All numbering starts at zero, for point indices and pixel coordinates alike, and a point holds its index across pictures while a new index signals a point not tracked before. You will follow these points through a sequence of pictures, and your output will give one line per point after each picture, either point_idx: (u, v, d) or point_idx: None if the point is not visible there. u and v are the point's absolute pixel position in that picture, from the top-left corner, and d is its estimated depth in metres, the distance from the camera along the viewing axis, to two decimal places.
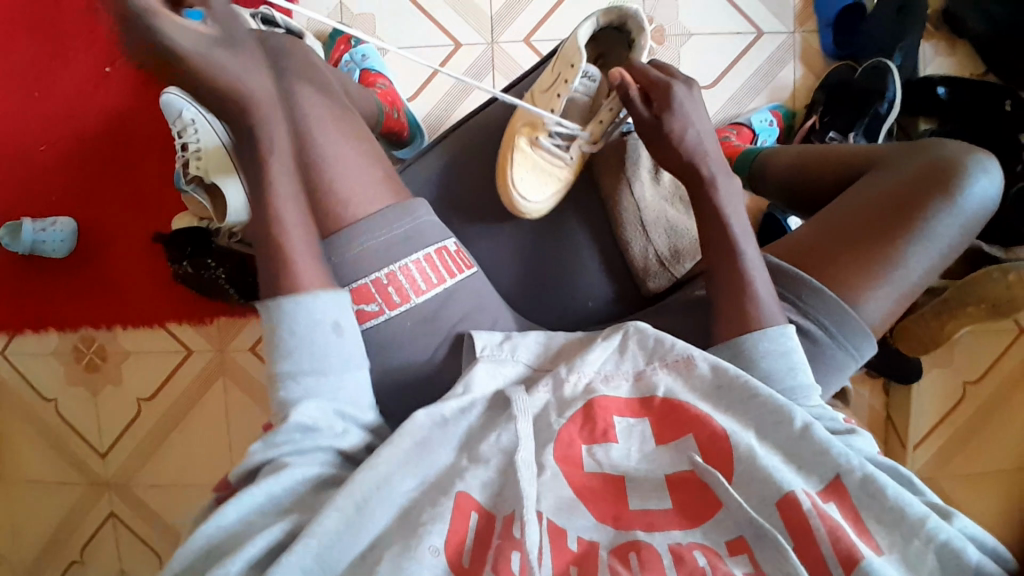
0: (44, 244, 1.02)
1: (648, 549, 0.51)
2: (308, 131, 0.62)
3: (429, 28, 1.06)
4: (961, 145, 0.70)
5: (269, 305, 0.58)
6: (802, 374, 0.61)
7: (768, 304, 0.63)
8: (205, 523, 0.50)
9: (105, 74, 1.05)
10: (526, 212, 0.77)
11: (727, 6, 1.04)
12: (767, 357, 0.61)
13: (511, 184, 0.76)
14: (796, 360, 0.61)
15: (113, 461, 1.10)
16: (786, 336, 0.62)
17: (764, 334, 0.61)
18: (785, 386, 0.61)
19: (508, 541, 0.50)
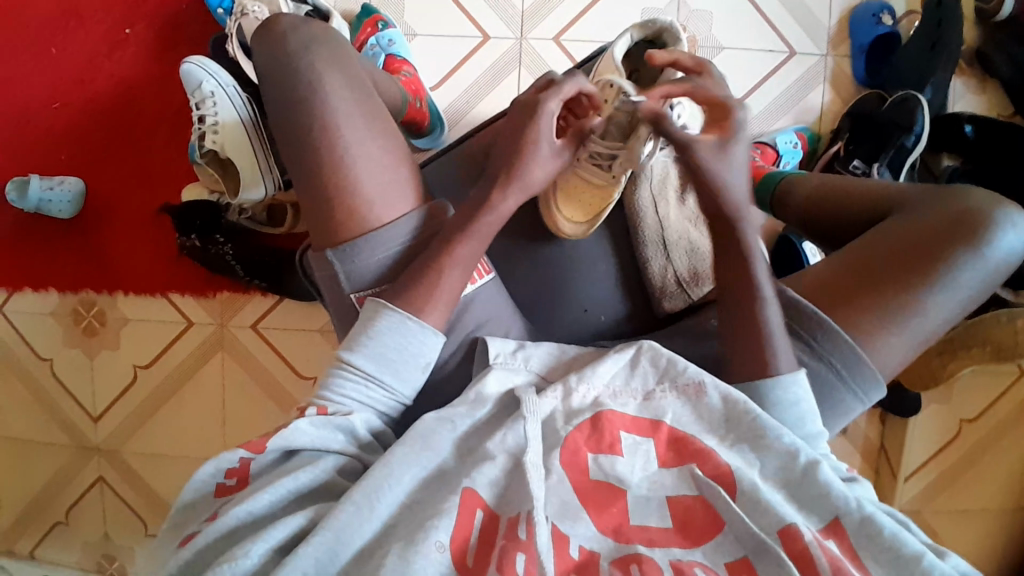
0: (51, 204, 1.01)
1: (650, 562, 0.52)
2: None
3: (458, 18, 1.04)
4: (988, 194, 0.71)
5: (382, 308, 0.63)
6: (810, 424, 0.63)
7: (781, 348, 0.64)
8: (239, 506, 0.52)
9: (125, 37, 1.03)
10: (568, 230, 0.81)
11: (761, 23, 1.02)
12: (779, 405, 0.62)
13: (556, 206, 0.80)
14: (806, 409, 0.63)
15: (104, 427, 1.09)
16: (797, 384, 0.63)
17: (775, 381, 0.63)
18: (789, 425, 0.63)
19: (512, 541, 0.51)
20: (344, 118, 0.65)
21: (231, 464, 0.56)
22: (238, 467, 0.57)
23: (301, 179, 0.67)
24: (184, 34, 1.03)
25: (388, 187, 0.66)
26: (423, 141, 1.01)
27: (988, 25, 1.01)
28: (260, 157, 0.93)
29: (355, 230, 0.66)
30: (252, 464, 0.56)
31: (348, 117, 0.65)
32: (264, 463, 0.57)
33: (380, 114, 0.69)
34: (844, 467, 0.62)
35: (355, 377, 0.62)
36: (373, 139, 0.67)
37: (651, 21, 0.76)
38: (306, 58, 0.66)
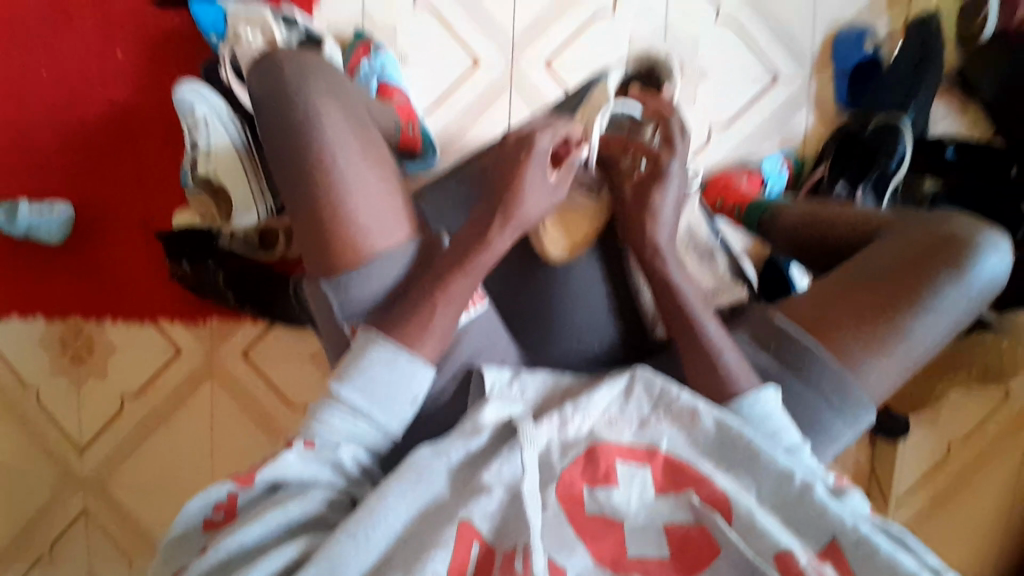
0: (40, 229, 1.00)
1: None
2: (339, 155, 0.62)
3: (450, 43, 1.05)
4: (971, 220, 0.74)
5: (373, 341, 0.63)
6: (785, 438, 0.65)
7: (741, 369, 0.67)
8: (231, 537, 0.53)
9: (114, 59, 1.02)
10: (553, 255, 0.81)
11: (746, 48, 1.04)
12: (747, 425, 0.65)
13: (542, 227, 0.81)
14: (776, 425, 0.65)
15: (91, 458, 1.06)
16: (762, 400, 0.65)
17: (739, 404, 0.65)
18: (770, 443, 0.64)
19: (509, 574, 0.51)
20: (342, 149, 0.66)
21: (218, 497, 0.58)
22: (225, 501, 0.58)
23: (296, 209, 0.67)
24: (175, 60, 1.03)
25: (384, 218, 0.67)
26: (415, 167, 1.02)
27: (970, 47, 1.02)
28: (253, 182, 0.94)
29: (350, 259, 0.66)
30: (238, 498, 0.58)
31: (346, 148, 0.66)
32: (251, 498, 0.58)
33: (374, 146, 0.69)
34: (831, 478, 0.63)
35: (342, 412, 0.61)
36: (370, 169, 0.67)
37: (646, 60, 0.80)
38: (305, 92, 0.67)
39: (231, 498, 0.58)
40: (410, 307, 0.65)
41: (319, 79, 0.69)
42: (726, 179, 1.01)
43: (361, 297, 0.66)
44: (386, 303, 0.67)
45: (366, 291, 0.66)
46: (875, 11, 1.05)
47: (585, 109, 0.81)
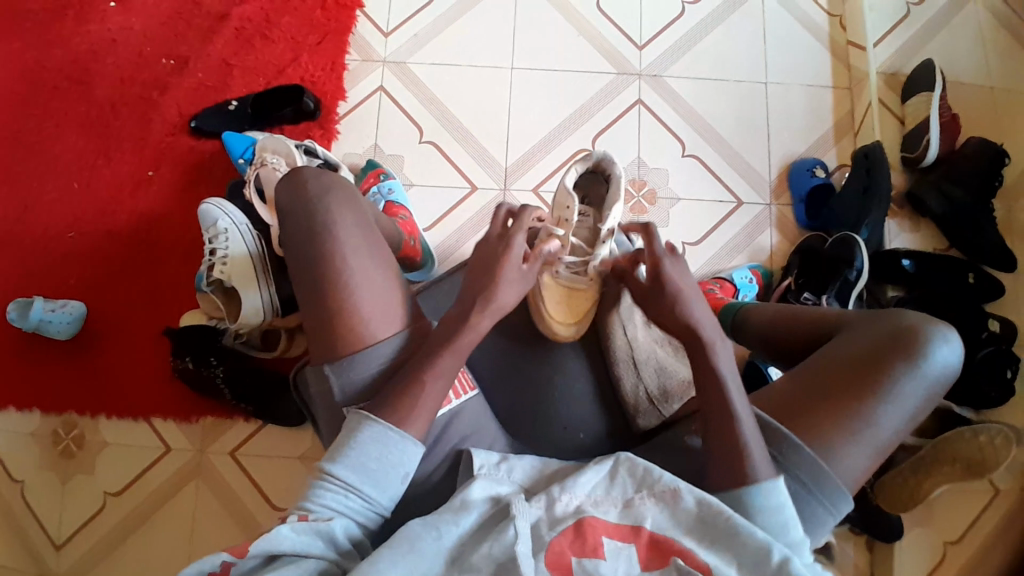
0: (51, 324, 1.04)
1: None
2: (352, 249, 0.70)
3: (450, 171, 1.19)
4: (921, 316, 0.79)
5: (365, 419, 0.67)
6: (789, 515, 0.66)
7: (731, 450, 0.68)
8: None
9: (149, 177, 1.16)
10: (566, 335, 0.90)
11: (710, 178, 1.19)
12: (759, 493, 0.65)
13: (546, 317, 0.89)
14: (785, 500, 0.66)
15: (66, 557, 1.02)
16: (777, 479, 0.66)
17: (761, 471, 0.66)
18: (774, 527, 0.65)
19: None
20: (353, 249, 0.74)
21: (212, 568, 0.57)
22: (216, 571, 0.58)
23: (307, 290, 0.74)
24: (203, 179, 1.16)
25: (385, 310, 0.74)
26: (415, 275, 1.10)
27: (916, 170, 1.17)
28: (265, 293, 1.01)
29: (355, 340, 0.72)
30: (231, 568, 0.58)
31: (356, 250, 0.74)
32: (244, 567, 0.58)
33: (383, 248, 0.78)
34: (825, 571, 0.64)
35: (334, 488, 0.64)
36: (377, 267, 0.75)
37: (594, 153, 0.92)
38: (324, 204, 0.76)
39: (223, 569, 0.58)
40: (402, 384, 0.69)
41: (339, 185, 0.79)
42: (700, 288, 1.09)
43: (354, 381, 0.72)
44: (376, 381, 0.72)
45: (358, 375, 0.71)
46: (822, 147, 1.20)
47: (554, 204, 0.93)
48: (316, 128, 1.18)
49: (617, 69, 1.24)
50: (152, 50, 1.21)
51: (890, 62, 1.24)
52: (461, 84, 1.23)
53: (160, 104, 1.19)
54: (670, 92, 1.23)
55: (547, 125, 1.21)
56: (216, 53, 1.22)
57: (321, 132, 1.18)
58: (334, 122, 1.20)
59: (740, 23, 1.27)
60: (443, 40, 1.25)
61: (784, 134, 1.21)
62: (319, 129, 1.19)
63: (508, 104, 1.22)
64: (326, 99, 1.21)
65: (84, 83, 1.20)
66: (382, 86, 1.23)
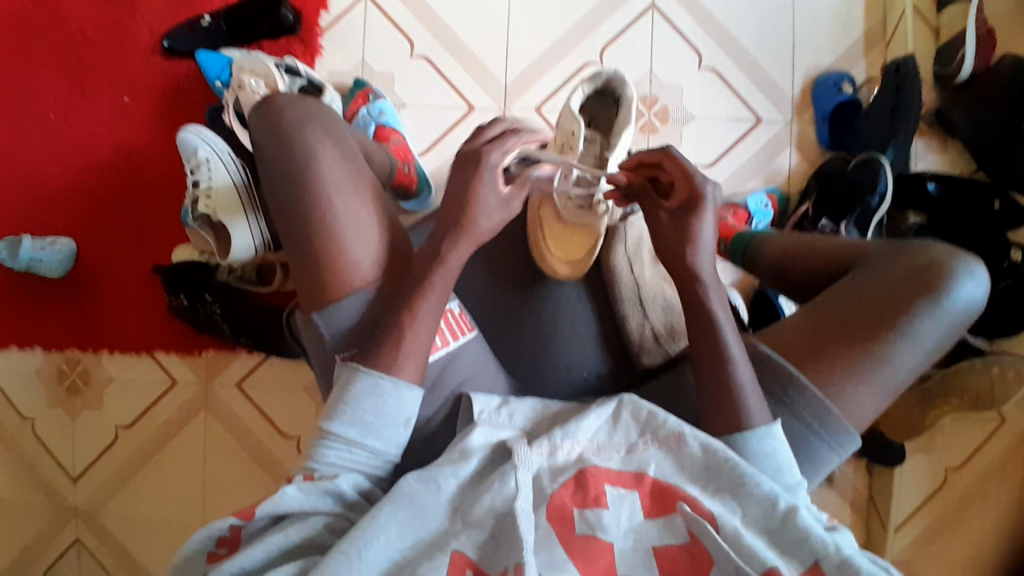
0: (42, 263, 1.02)
1: None
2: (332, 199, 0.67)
3: (444, 90, 1.10)
4: (947, 248, 0.75)
5: (356, 372, 0.64)
6: (788, 474, 0.65)
7: (741, 401, 0.66)
8: (233, 560, 0.57)
9: (126, 104, 1.08)
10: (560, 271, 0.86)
11: (727, 93, 1.10)
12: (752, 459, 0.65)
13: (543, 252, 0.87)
14: (782, 460, 0.65)
15: (84, 488, 1.06)
16: (772, 436, 0.66)
17: (751, 435, 0.65)
18: (779, 474, 0.65)
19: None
20: (338, 186, 0.68)
21: (221, 532, 0.61)
22: (227, 536, 0.61)
23: (290, 236, 0.69)
24: (183, 105, 1.08)
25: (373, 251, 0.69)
26: (411, 204, 1.05)
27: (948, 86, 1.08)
28: (252, 220, 0.96)
29: (343, 286, 0.68)
30: (242, 530, 0.61)
31: (339, 185, 0.68)
32: (253, 529, 0.61)
33: (368, 179, 0.72)
34: (825, 515, 0.63)
35: (336, 444, 0.63)
36: (363, 203, 0.69)
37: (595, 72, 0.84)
38: (314, 141, 0.69)
39: (234, 531, 0.61)
40: (393, 336, 0.65)
41: (323, 116, 0.73)
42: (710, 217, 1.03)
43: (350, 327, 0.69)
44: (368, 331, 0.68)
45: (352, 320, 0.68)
46: (851, 57, 1.10)
47: (558, 129, 0.85)
48: (297, 43, 1.09)
49: None
50: None
51: None
52: None
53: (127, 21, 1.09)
54: None
55: (547, 38, 1.11)
56: None
57: (302, 48, 1.09)
58: (316, 37, 1.10)
59: None
60: None
61: (810, 45, 1.10)
62: (301, 44, 1.10)
63: (506, 14, 1.11)
64: (307, 11, 1.10)
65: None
66: None
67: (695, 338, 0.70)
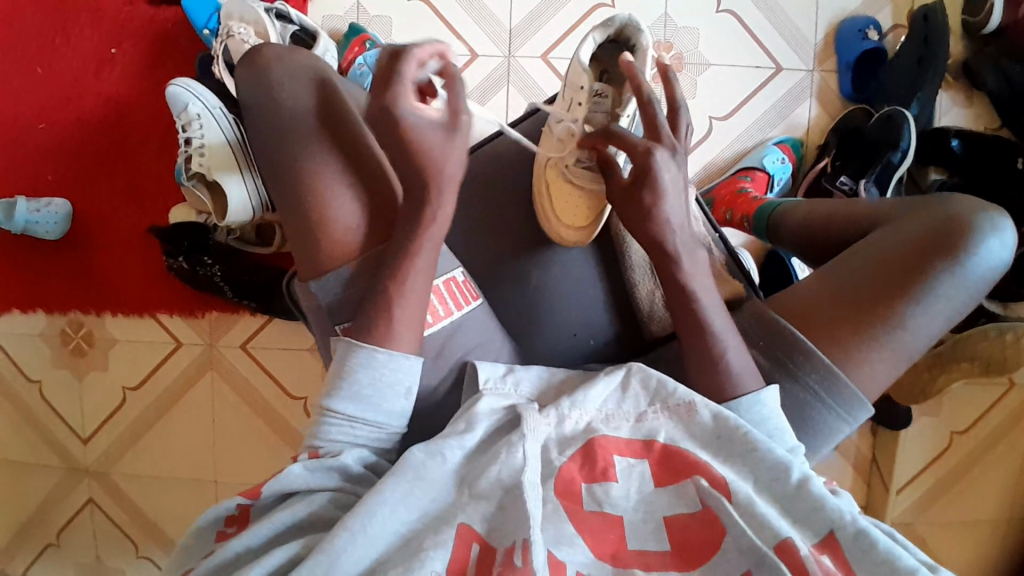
0: (39, 225, 0.99)
1: None
2: (328, 167, 0.64)
3: (447, 35, 1.04)
4: (974, 203, 0.69)
5: (351, 347, 0.61)
6: (783, 437, 0.64)
7: (739, 371, 0.65)
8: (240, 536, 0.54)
9: (112, 57, 1.02)
10: (568, 237, 0.82)
11: (747, 39, 1.03)
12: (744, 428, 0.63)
13: (552, 216, 0.82)
14: (773, 426, 0.64)
15: (94, 449, 1.08)
16: (760, 404, 0.64)
17: (737, 405, 0.64)
18: (781, 433, 0.64)
19: (508, 568, 0.50)
20: (335, 146, 0.64)
21: (229, 511, 0.58)
22: (236, 514, 0.59)
23: (287, 206, 0.66)
24: (172, 56, 1.02)
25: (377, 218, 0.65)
26: None
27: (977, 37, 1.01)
28: (246, 176, 0.92)
29: (344, 255, 0.65)
30: (251, 509, 0.59)
31: (338, 146, 0.64)
32: (263, 505, 0.58)
33: (367, 142, 0.68)
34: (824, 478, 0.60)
35: (336, 421, 0.61)
36: (364, 168, 0.66)
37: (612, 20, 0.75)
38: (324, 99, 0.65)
39: (241, 512, 0.58)
40: (395, 307, 0.63)
41: (326, 75, 0.68)
42: (732, 189, 0.99)
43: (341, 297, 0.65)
44: (358, 307, 0.65)
45: (340, 294, 0.65)
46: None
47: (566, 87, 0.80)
48: None
49: None
50: None
51: None
52: None
53: None
54: None
55: None
56: None
57: None
58: None
59: None
60: None
61: None
62: None
63: None
64: None
65: None
66: None
67: (706, 309, 0.66)
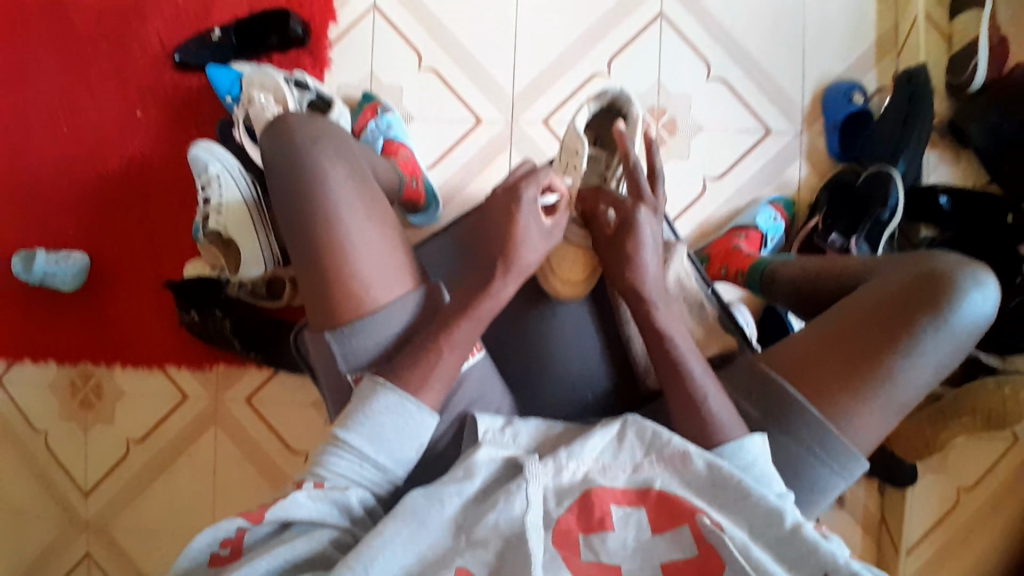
0: (55, 276, 1.03)
1: None
2: (340, 220, 0.67)
3: (454, 103, 1.10)
4: (958, 258, 0.71)
5: (379, 387, 0.64)
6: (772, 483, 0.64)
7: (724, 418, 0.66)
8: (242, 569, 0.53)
9: (136, 118, 1.09)
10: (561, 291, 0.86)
11: (737, 104, 1.09)
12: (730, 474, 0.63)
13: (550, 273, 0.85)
14: (760, 469, 0.64)
15: (95, 502, 1.07)
16: (747, 449, 0.64)
17: (724, 450, 0.64)
18: (769, 481, 0.64)
19: None
20: (347, 200, 0.68)
21: (228, 534, 0.58)
22: (232, 537, 0.58)
23: (297, 255, 0.69)
24: (193, 119, 1.09)
25: (388, 272, 0.69)
26: (419, 218, 1.05)
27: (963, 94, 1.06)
28: (263, 241, 0.98)
29: (349, 304, 0.67)
30: (247, 534, 0.58)
31: (350, 200, 0.68)
32: (257, 536, 0.58)
33: (378, 198, 0.72)
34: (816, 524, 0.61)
35: (349, 456, 0.62)
36: (374, 220, 0.69)
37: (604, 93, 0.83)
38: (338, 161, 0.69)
39: (240, 534, 0.58)
40: (405, 361, 0.65)
41: (343, 140, 0.74)
42: (725, 247, 1.02)
43: (359, 347, 0.68)
44: (379, 358, 0.68)
45: (368, 342, 0.67)
46: (862, 66, 1.09)
47: (561, 151, 0.83)
48: (306, 56, 1.10)
49: None
50: None
51: None
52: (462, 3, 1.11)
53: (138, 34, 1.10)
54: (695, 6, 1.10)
55: (556, 50, 1.10)
56: None
57: (312, 62, 1.10)
58: (325, 49, 1.10)
59: None
60: None
61: (821, 55, 1.09)
62: (310, 58, 1.10)
63: (514, 28, 1.11)
64: (316, 23, 1.10)
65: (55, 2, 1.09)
66: (375, 6, 1.11)
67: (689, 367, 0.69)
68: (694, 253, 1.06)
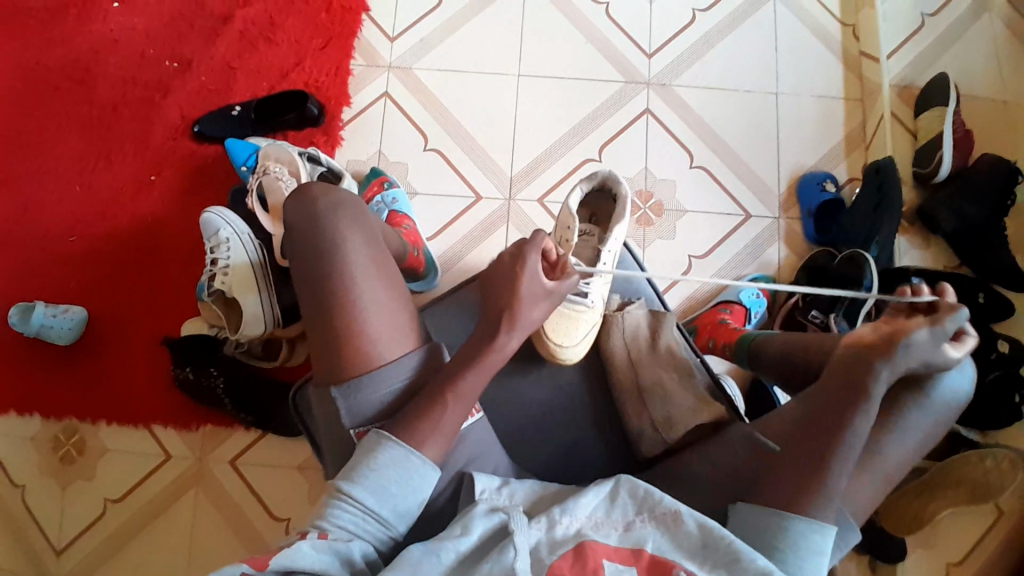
0: (52, 329, 1.04)
1: None
2: (352, 275, 0.71)
3: (456, 180, 1.18)
4: (934, 337, 0.73)
5: (384, 440, 0.65)
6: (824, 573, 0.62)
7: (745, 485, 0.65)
8: None
9: (150, 182, 1.15)
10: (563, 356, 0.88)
11: (718, 190, 1.18)
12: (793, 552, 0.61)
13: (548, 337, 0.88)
14: (821, 559, 0.61)
15: (67, 562, 1.02)
16: (824, 534, 0.62)
17: (808, 526, 0.61)
18: (799, 573, 0.61)
19: None
20: (359, 259, 0.72)
21: None
22: None
23: (306, 303, 0.72)
24: (206, 185, 1.15)
25: (396, 332, 0.71)
26: (417, 284, 1.09)
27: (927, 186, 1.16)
28: (264, 297, 1.01)
29: (353, 352, 0.69)
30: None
31: (361, 258, 0.72)
32: None
33: (388, 260, 0.75)
34: None
35: (351, 508, 0.62)
36: (384, 277, 0.73)
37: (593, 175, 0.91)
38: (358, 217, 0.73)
39: None
40: (412, 416, 0.66)
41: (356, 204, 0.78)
42: (712, 320, 1.07)
43: (364, 401, 0.69)
44: (384, 412, 0.70)
45: (372, 397, 0.69)
46: (831, 160, 1.19)
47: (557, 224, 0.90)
48: (320, 134, 1.18)
49: (625, 78, 1.22)
50: (154, 52, 1.20)
51: (902, 74, 1.23)
52: (468, 91, 1.22)
53: (163, 107, 1.18)
54: (678, 103, 1.21)
55: (553, 135, 1.20)
56: (219, 56, 1.21)
57: (324, 139, 1.17)
58: (337, 128, 1.19)
59: (751, 33, 1.25)
60: (449, 47, 1.24)
61: (793, 149, 1.19)
62: (323, 135, 1.18)
63: (515, 114, 1.21)
64: (331, 105, 1.20)
65: (86, 84, 1.19)
66: (387, 92, 1.21)
67: None
68: (682, 323, 1.10)
